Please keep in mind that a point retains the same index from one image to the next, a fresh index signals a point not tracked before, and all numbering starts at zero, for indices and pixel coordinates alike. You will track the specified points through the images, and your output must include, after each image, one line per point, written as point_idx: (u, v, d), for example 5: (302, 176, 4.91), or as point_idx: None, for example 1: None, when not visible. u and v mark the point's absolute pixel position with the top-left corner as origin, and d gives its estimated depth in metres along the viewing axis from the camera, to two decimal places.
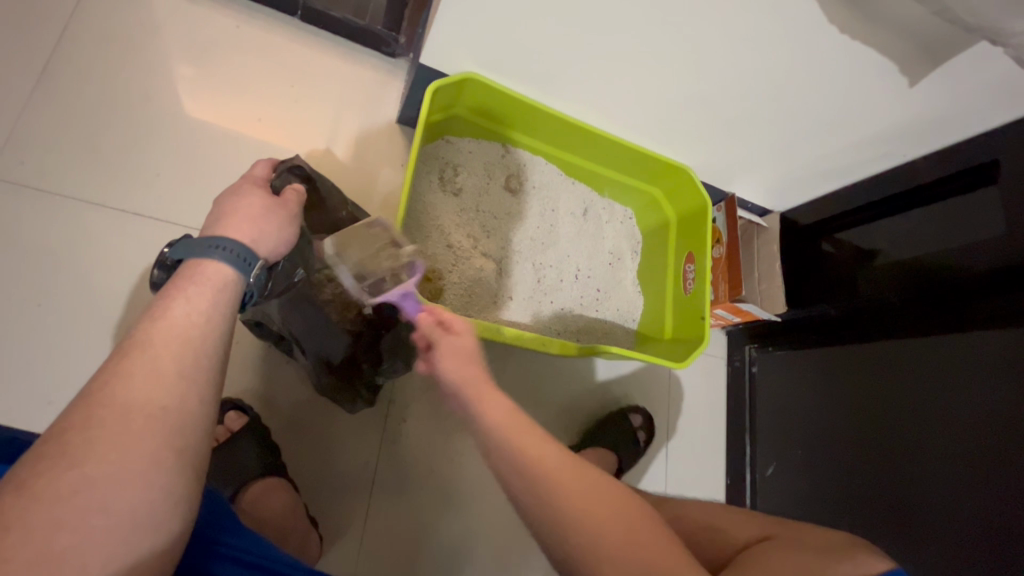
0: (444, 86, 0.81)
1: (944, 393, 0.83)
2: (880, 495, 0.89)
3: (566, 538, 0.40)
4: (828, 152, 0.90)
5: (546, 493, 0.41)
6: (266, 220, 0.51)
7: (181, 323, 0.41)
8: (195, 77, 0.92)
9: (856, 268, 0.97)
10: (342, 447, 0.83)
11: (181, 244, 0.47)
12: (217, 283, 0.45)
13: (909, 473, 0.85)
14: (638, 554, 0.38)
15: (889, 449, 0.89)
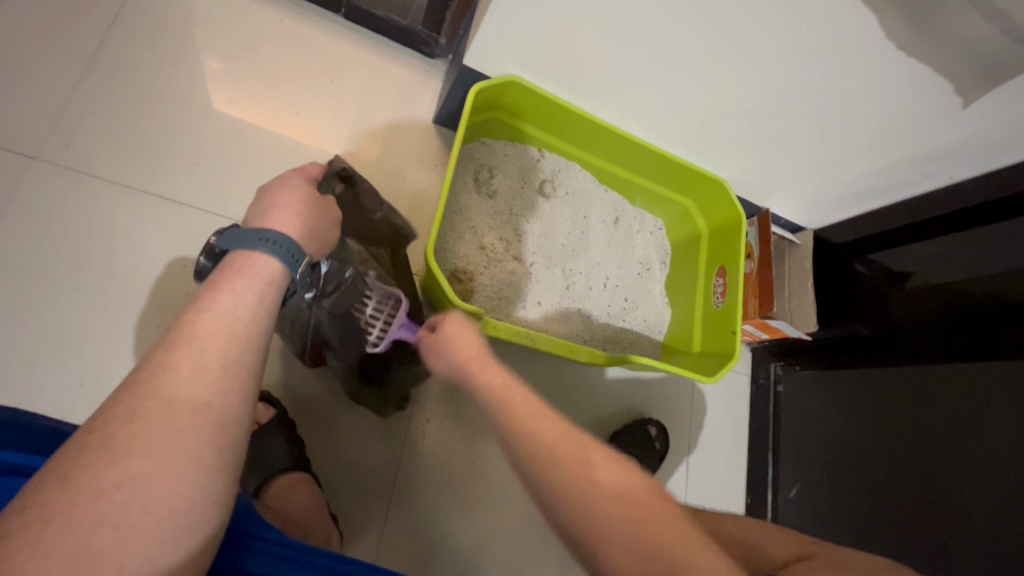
0: (486, 87, 0.81)
1: (971, 421, 0.81)
2: (906, 523, 0.86)
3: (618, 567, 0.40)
4: (869, 170, 0.89)
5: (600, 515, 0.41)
6: (309, 216, 0.52)
7: (229, 314, 0.41)
8: (238, 69, 0.93)
9: (886, 293, 0.96)
10: (365, 445, 0.82)
11: (228, 235, 0.48)
12: (264, 275, 0.45)
13: (937, 502, 0.83)
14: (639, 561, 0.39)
15: (916, 476, 0.86)
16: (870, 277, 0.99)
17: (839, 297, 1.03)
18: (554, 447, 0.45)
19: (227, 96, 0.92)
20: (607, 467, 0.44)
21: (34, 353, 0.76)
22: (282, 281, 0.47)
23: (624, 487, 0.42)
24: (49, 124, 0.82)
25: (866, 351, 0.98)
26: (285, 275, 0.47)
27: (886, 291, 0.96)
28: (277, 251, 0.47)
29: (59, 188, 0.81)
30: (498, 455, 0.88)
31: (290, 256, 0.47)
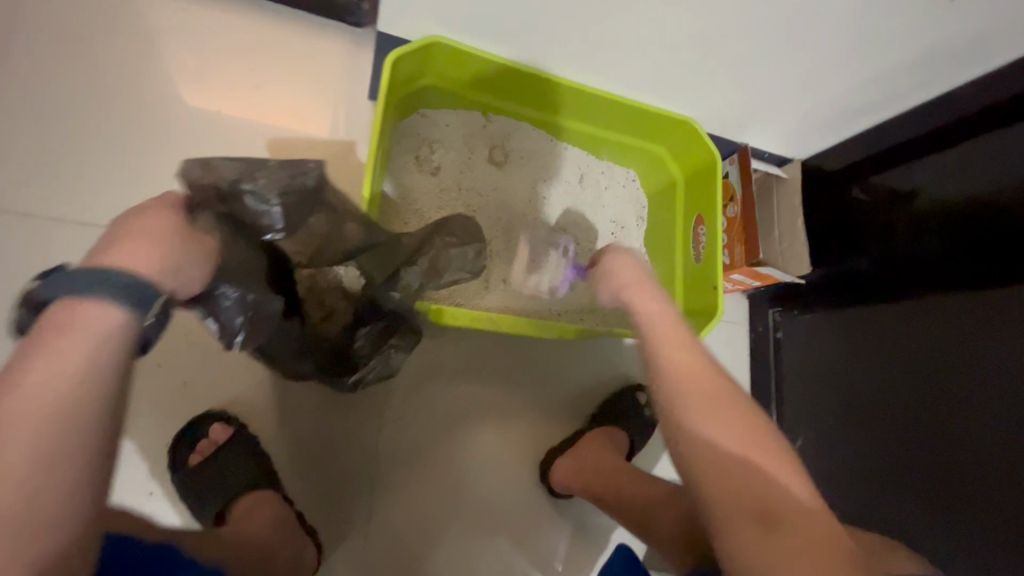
0: (407, 55, 0.73)
1: (986, 355, 0.74)
2: (906, 477, 0.83)
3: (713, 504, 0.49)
4: (853, 89, 0.79)
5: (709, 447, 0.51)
6: (167, 242, 0.44)
7: (45, 378, 0.35)
8: (151, 71, 0.86)
9: (889, 216, 0.87)
10: (337, 451, 0.78)
11: (54, 280, 0.40)
12: (98, 331, 0.38)
13: (938, 458, 0.79)
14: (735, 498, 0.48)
15: (916, 429, 0.82)
16: (869, 201, 0.90)
17: (835, 228, 0.94)
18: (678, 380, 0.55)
19: (193, 91, 0.87)
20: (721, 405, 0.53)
21: None
22: (129, 329, 0.40)
23: (768, 464, 0.49)
24: None
25: (865, 287, 0.89)
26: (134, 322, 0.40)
27: (887, 216, 0.87)
28: (115, 295, 0.39)
29: None
30: (480, 442, 0.85)
31: (136, 298, 0.40)
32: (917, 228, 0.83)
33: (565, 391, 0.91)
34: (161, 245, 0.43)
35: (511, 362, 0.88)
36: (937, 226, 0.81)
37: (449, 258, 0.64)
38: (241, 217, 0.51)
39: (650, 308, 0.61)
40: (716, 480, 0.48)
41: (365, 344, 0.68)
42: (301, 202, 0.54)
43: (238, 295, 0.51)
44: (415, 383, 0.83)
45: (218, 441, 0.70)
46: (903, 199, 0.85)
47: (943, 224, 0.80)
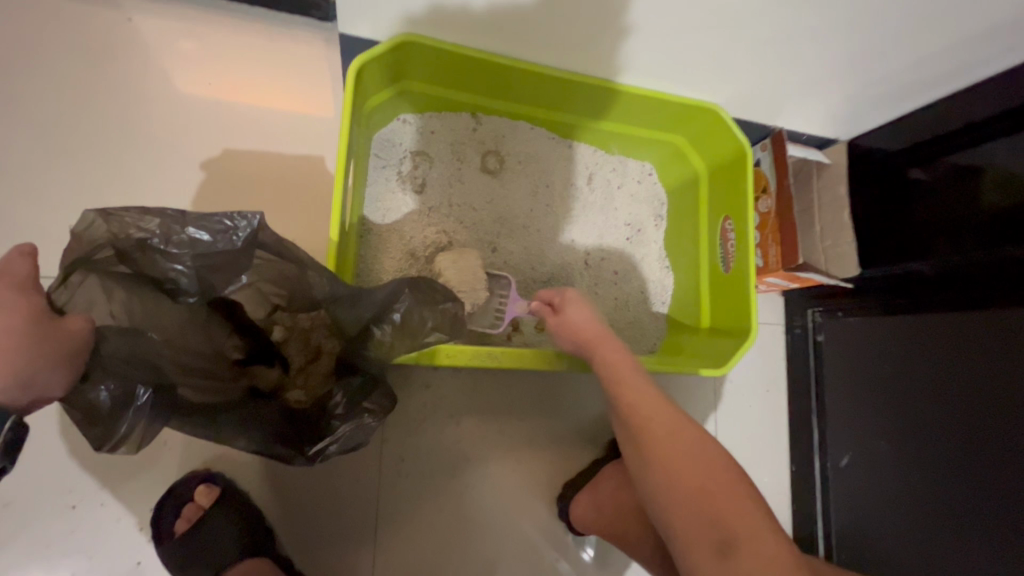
0: (378, 57, 0.63)
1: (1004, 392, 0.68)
2: (971, 503, 0.71)
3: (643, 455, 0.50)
4: (911, 61, 0.67)
5: (637, 425, 0.51)
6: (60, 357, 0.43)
7: None
8: (111, 93, 0.79)
9: (953, 195, 0.73)
10: (334, 498, 0.73)
11: None
12: None
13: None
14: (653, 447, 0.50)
15: (981, 420, 0.70)
16: (929, 182, 0.76)
17: (888, 219, 0.81)
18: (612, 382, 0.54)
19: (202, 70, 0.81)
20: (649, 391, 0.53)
21: None
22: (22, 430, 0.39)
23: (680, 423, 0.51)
24: None
25: (929, 291, 0.76)
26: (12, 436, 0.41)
27: (954, 206, 0.73)
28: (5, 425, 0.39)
29: None
30: (489, 475, 0.79)
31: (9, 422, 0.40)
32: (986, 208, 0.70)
33: (583, 413, 0.83)
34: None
35: (518, 388, 0.82)
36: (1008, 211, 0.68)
37: (424, 317, 0.55)
38: (151, 272, 0.52)
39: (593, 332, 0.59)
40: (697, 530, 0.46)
41: (340, 405, 0.59)
42: (216, 259, 0.52)
43: (116, 394, 0.48)
44: (416, 419, 0.77)
45: (204, 504, 0.66)
46: (965, 176, 0.72)
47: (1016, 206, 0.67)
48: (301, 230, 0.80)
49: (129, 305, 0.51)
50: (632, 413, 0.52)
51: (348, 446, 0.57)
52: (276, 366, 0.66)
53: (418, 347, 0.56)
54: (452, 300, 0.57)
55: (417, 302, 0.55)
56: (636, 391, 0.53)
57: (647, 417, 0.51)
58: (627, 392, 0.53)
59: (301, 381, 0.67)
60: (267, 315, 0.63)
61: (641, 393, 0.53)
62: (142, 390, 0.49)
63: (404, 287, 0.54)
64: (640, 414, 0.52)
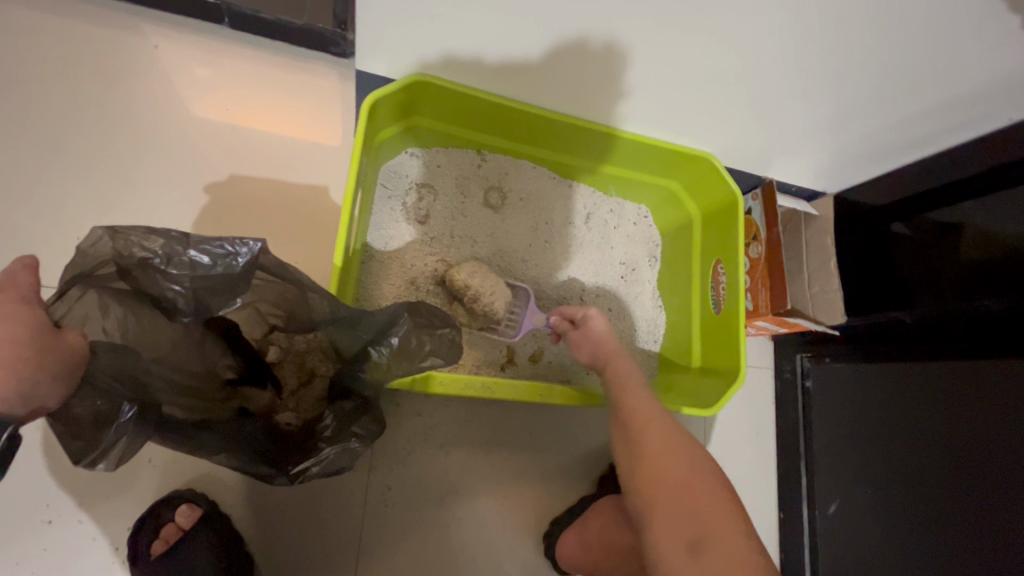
0: (390, 94, 0.66)
1: (980, 427, 0.69)
2: (954, 554, 0.71)
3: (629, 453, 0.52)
4: (892, 123, 0.71)
5: (630, 424, 0.54)
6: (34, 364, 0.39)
7: None
8: (132, 116, 0.82)
9: (933, 254, 0.77)
10: (319, 525, 0.71)
11: None
12: None
13: (1007, 507, 0.65)
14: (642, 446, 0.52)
15: (959, 466, 0.71)
16: (915, 239, 0.80)
17: (876, 272, 0.84)
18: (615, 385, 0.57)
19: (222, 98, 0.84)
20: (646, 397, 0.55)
21: None
22: None
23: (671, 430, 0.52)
24: None
25: (911, 340, 0.78)
26: None
27: (938, 263, 0.77)
28: None
29: None
30: (476, 508, 0.78)
31: None
32: (966, 270, 0.73)
33: (572, 449, 0.83)
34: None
35: (511, 420, 0.82)
36: (991, 273, 0.70)
37: (421, 341, 0.56)
38: (150, 289, 0.52)
39: (604, 341, 0.61)
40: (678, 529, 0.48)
41: (329, 428, 0.59)
42: (213, 279, 0.51)
43: (100, 409, 0.47)
44: (405, 447, 0.77)
45: (184, 526, 0.64)
46: (948, 234, 0.75)
47: (998, 269, 0.70)
48: (307, 254, 0.82)
49: (123, 321, 0.52)
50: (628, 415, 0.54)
51: (331, 469, 0.57)
52: (268, 389, 0.66)
53: (412, 370, 0.57)
54: (450, 326, 0.58)
55: (413, 329, 0.56)
56: (636, 397, 0.55)
57: (641, 420, 0.53)
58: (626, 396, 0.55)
59: (292, 405, 0.68)
60: (262, 336, 0.66)
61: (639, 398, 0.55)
62: (128, 407, 0.48)
63: (405, 312, 0.55)
64: (635, 416, 0.54)
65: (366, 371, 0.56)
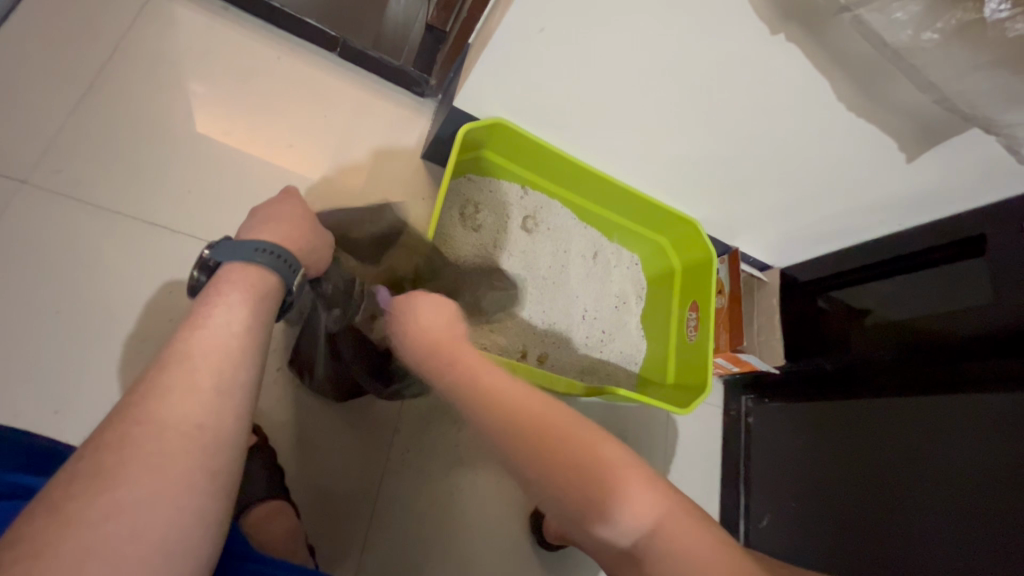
0: (474, 130, 0.86)
1: (913, 450, 0.86)
2: (858, 549, 0.90)
3: (504, 440, 0.45)
4: (825, 218, 0.98)
5: (487, 411, 0.46)
6: (304, 232, 0.50)
7: (224, 327, 0.39)
8: (241, 97, 0.94)
9: (845, 323, 1.02)
10: (345, 471, 0.80)
11: (220, 246, 0.45)
12: (261, 289, 0.43)
13: (897, 502, 0.86)
14: (504, 420, 0.45)
15: (862, 476, 0.92)
16: (829, 312, 1.06)
17: (805, 332, 1.07)
18: (467, 372, 0.50)
19: (317, 100, 0.98)
20: (501, 382, 0.48)
21: (6, 373, 0.72)
22: (276, 292, 0.45)
23: (536, 402, 0.46)
24: (38, 149, 0.80)
25: (829, 382, 1.01)
26: (280, 287, 0.45)
27: (847, 329, 1.02)
28: (274, 263, 0.45)
29: (48, 212, 0.79)
30: (478, 480, 0.89)
31: (285, 266, 0.45)
32: (871, 339, 0.97)
33: None
34: (293, 234, 0.48)
35: None
36: (886, 337, 0.94)
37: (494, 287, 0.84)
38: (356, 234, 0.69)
39: (428, 321, 0.55)
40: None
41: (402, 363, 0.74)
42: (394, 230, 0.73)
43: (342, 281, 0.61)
44: (429, 416, 0.88)
45: None
46: (857, 314, 1.02)
47: (890, 337, 0.94)
48: None
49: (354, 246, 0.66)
50: (483, 399, 0.47)
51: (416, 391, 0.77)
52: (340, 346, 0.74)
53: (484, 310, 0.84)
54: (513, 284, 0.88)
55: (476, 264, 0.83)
56: (490, 387, 0.48)
57: (495, 403, 0.46)
58: (483, 383, 0.48)
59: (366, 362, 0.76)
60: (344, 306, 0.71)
61: (499, 385, 0.48)
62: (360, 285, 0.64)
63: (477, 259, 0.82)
64: (490, 397, 0.47)
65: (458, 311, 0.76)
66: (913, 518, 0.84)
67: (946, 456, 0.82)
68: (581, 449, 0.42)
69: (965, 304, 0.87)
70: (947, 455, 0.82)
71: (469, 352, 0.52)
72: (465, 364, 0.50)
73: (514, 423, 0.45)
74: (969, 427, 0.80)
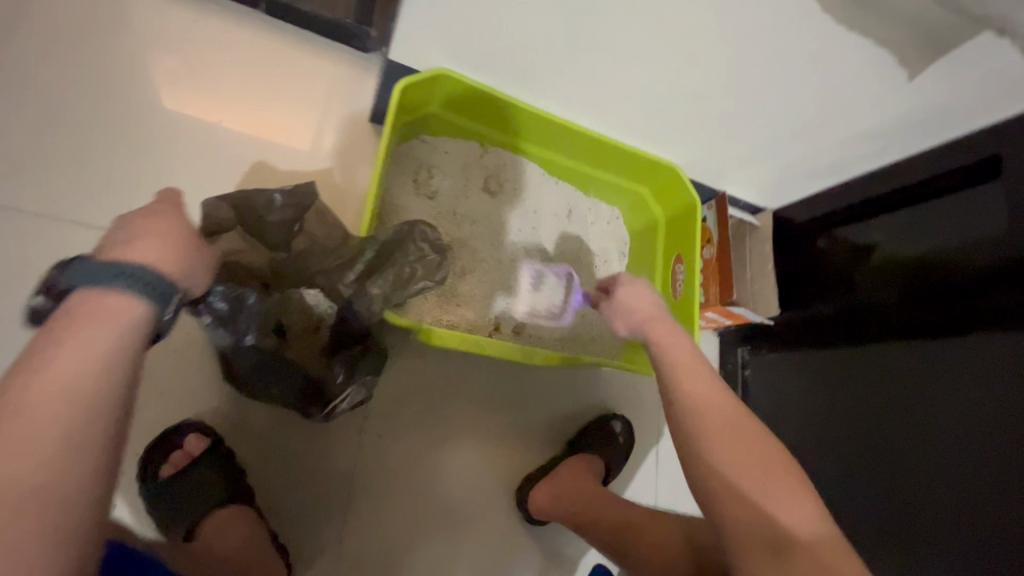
0: (414, 84, 0.77)
1: (926, 396, 0.79)
2: (856, 495, 0.87)
3: (679, 399, 0.56)
4: (817, 151, 0.88)
5: (685, 372, 0.58)
6: (186, 247, 0.42)
7: (75, 370, 0.33)
8: (160, 69, 0.85)
9: (847, 263, 0.93)
10: (312, 468, 0.77)
11: (74, 269, 0.38)
12: (124, 320, 0.36)
13: (909, 451, 0.81)
14: (679, 382, 0.57)
15: (866, 423, 0.87)
16: (830, 252, 0.96)
17: (803, 277, 0.99)
18: (672, 356, 0.60)
19: (243, 65, 0.88)
20: (681, 353, 0.60)
21: None
22: (147, 323, 0.38)
23: (701, 374, 0.58)
24: None
25: (831, 329, 0.93)
26: (153, 315, 0.38)
27: (850, 268, 0.92)
28: (139, 291, 0.37)
29: None
30: (459, 461, 0.85)
31: (156, 293, 0.38)
32: (875, 278, 0.89)
33: (549, 414, 0.92)
34: (173, 245, 0.41)
35: (498, 384, 0.89)
36: (894, 277, 0.86)
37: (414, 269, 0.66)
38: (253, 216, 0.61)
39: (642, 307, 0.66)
40: (753, 533, 0.47)
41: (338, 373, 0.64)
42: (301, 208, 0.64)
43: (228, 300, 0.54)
44: (407, 399, 0.84)
45: (193, 454, 0.68)
46: (862, 252, 0.91)
47: (899, 275, 0.86)
48: None
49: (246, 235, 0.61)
50: (677, 367, 0.59)
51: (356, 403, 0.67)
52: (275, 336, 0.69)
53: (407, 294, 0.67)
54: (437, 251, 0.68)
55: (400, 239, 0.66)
56: (686, 359, 0.59)
57: (690, 374, 0.57)
58: (681, 354, 0.60)
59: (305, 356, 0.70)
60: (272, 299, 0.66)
61: (672, 353, 0.60)
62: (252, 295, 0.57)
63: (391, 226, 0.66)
64: (681, 365, 0.59)
65: (362, 308, 0.62)
66: (927, 467, 0.78)
67: (964, 401, 0.75)
68: (727, 412, 0.54)
69: (987, 232, 0.77)
70: (965, 399, 0.75)
71: (682, 342, 0.62)
72: (660, 336, 0.62)
73: (702, 387, 0.56)
74: (988, 369, 0.73)
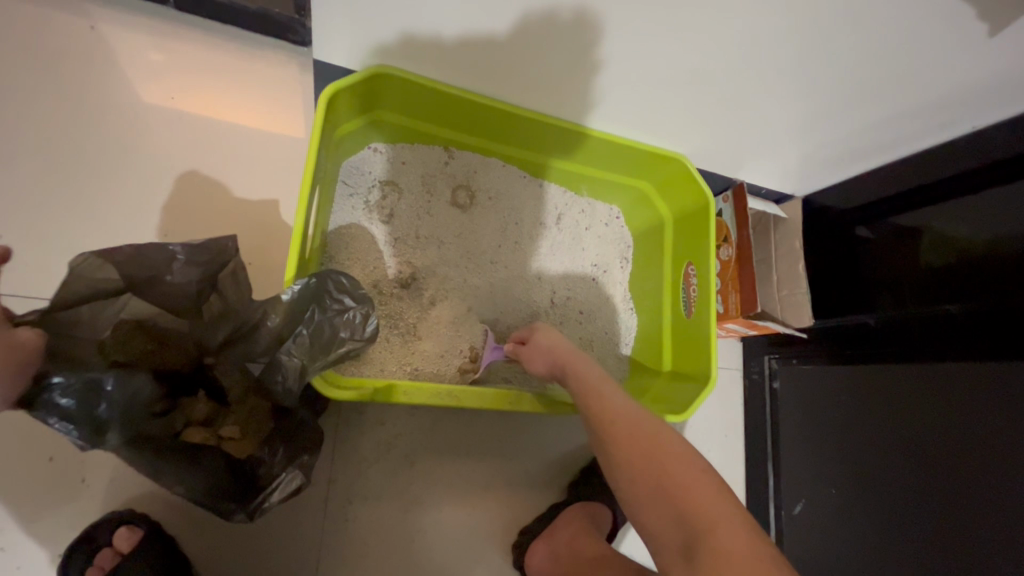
0: (348, 87, 0.63)
1: (1008, 436, 0.61)
2: (902, 551, 0.71)
3: (615, 452, 0.46)
4: (857, 129, 0.71)
5: (636, 420, 0.48)
6: None
7: None
8: (64, 100, 0.74)
9: (893, 255, 0.77)
10: (269, 545, 0.67)
11: None
12: None
13: (981, 505, 0.63)
14: (614, 431, 0.48)
15: (914, 463, 0.70)
16: (875, 241, 0.79)
17: (843, 273, 0.83)
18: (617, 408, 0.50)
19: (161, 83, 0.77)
20: (618, 400, 0.51)
21: None
22: None
23: (648, 421, 0.48)
24: None
25: (879, 343, 0.77)
26: None
27: (899, 262, 0.76)
28: None
29: None
30: (439, 520, 0.74)
31: None
32: (939, 278, 0.71)
33: (544, 457, 0.80)
34: None
35: (481, 429, 0.78)
36: (966, 277, 0.68)
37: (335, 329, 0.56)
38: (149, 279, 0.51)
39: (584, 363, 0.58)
40: (666, 530, 0.40)
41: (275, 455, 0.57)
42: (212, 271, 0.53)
43: (75, 392, 0.44)
44: (375, 455, 0.73)
45: (122, 550, 0.60)
46: (912, 239, 0.74)
47: (971, 275, 0.68)
48: (256, 259, 0.76)
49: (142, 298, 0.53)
50: (618, 415, 0.49)
51: (290, 491, 0.55)
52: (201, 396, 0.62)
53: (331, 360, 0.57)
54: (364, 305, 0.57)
55: (308, 298, 0.56)
56: (621, 407, 0.50)
57: (636, 428, 0.47)
58: (613, 402, 0.51)
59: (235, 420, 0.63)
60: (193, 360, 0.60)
61: (611, 400, 0.51)
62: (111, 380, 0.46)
63: (291, 285, 0.54)
64: (617, 413, 0.49)
65: (279, 383, 0.55)
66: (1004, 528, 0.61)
67: None
68: (670, 455, 0.44)
69: None
70: None
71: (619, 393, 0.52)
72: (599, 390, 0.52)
73: (649, 430, 0.47)
74: None
